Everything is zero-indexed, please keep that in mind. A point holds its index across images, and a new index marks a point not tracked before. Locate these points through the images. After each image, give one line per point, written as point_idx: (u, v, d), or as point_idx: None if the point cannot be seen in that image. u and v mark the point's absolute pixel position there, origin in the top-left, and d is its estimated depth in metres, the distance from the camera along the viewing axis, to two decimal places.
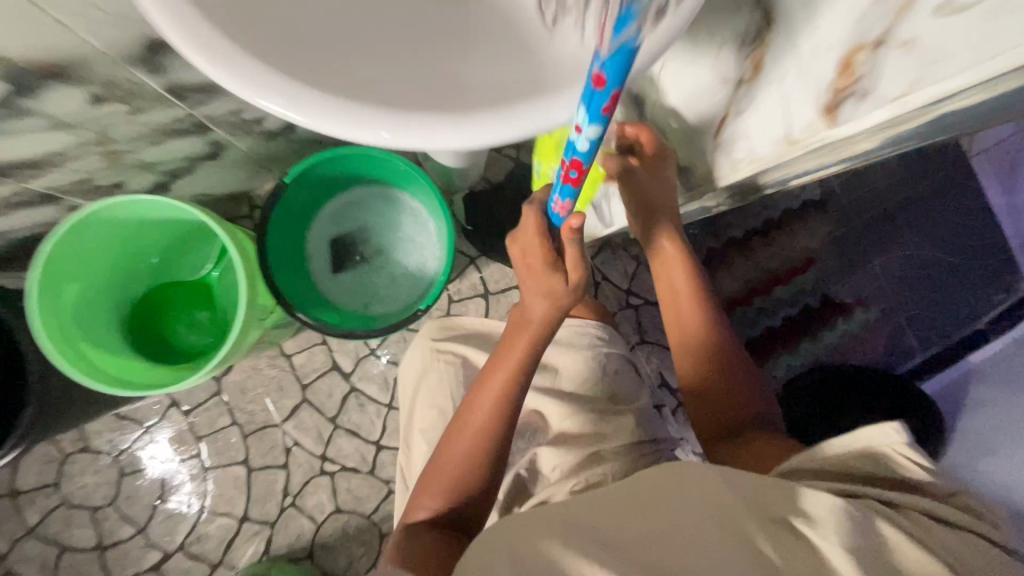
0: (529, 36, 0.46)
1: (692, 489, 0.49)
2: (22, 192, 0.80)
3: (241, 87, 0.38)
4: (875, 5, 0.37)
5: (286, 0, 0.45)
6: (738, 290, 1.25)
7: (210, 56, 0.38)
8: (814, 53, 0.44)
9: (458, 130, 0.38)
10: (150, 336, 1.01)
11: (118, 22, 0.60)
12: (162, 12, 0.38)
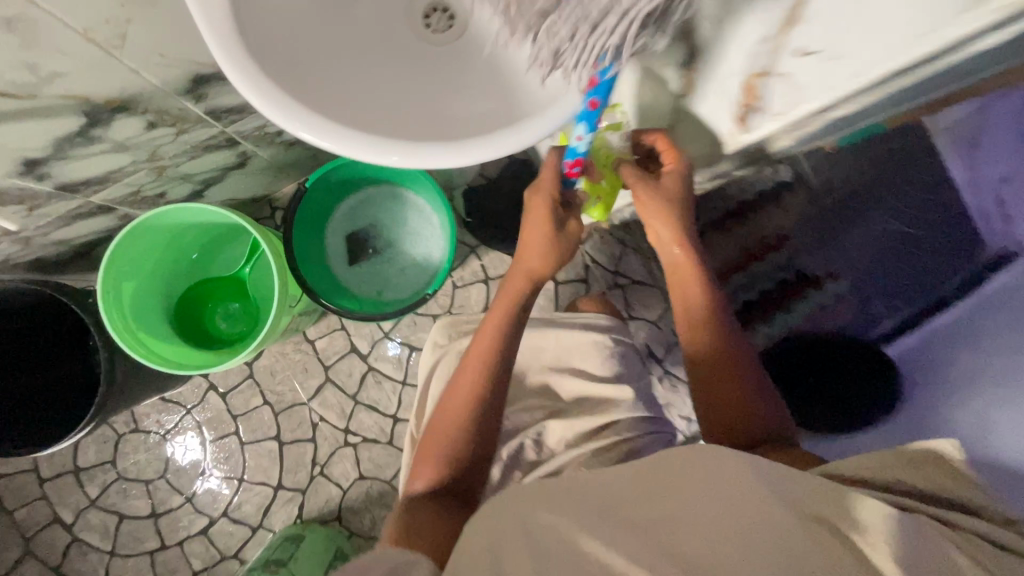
0: (505, 72, 0.58)
1: (719, 485, 0.48)
2: (85, 205, 0.93)
3: (281, 118, 0.49)
4: (758, 48, 0.50)
5: (311, 45, 0.56)
6: (719, 268, 1.34)
7: (259, 92, 0.48)
8: (724, 77, 0.56)
9: (454, 155, 0.51)
10: (192, 325, 1.15)
11: (174, 63, 0.73)
12: (220, 53, 0.48)
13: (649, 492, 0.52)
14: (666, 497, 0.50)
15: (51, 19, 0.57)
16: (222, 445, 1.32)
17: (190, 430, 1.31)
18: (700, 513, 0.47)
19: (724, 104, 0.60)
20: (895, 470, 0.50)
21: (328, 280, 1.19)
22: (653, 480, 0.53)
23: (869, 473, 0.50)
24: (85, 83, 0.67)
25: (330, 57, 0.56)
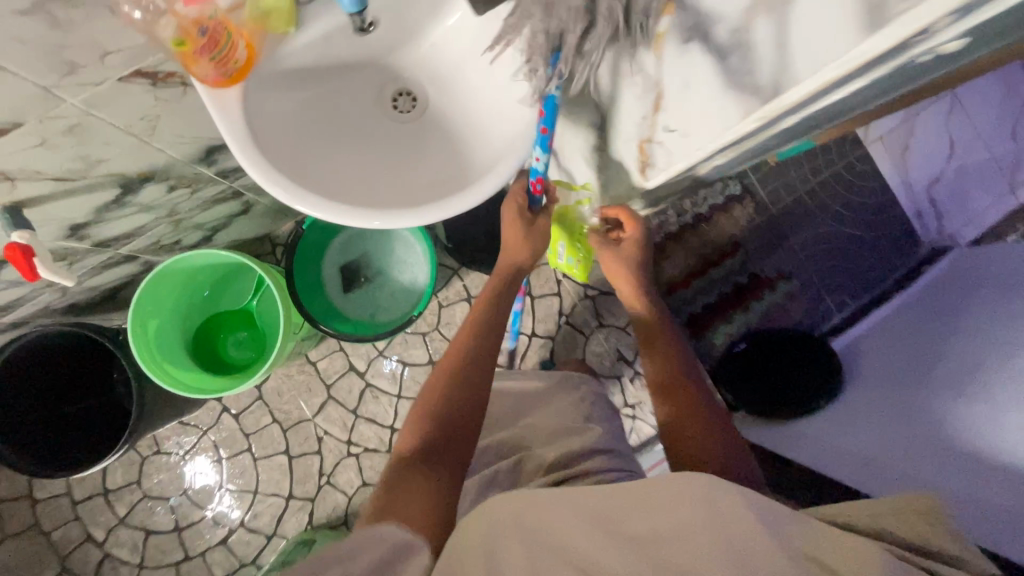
0: (462, 144, 0.75)
1: (680, 505, 0.48)
2: (114, 255, 1.09)
3: (292, 198, 0.63)
4: (641, 120, 0.66)
5: (305, 133, 0.70)
6: (678, 274, 1.47)
7: (272, 179, 0.62)
8: (624, 137, 0.72)
9: (429, 214, 0.66)
10: (207, 353, 1.29)
11: (192, 140, 0.88)
12: (240, 152, 0.61)
13: (642, 512, 0.49)
14: (668, 512, 0.48)
15: (98, 120, 0.72)
16: (237, 461, 1.46)
17: (207, 450, 1.45)
18: (679, 536, 0.45)
19: (628, 156, 0.76)
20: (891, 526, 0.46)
21: (327, 309, 1.34)
22: (637, 504, 0.51)
23: (864, 519, 0.48)
24: (122, 161, 0.83)
25: (321, 142, 0.71)
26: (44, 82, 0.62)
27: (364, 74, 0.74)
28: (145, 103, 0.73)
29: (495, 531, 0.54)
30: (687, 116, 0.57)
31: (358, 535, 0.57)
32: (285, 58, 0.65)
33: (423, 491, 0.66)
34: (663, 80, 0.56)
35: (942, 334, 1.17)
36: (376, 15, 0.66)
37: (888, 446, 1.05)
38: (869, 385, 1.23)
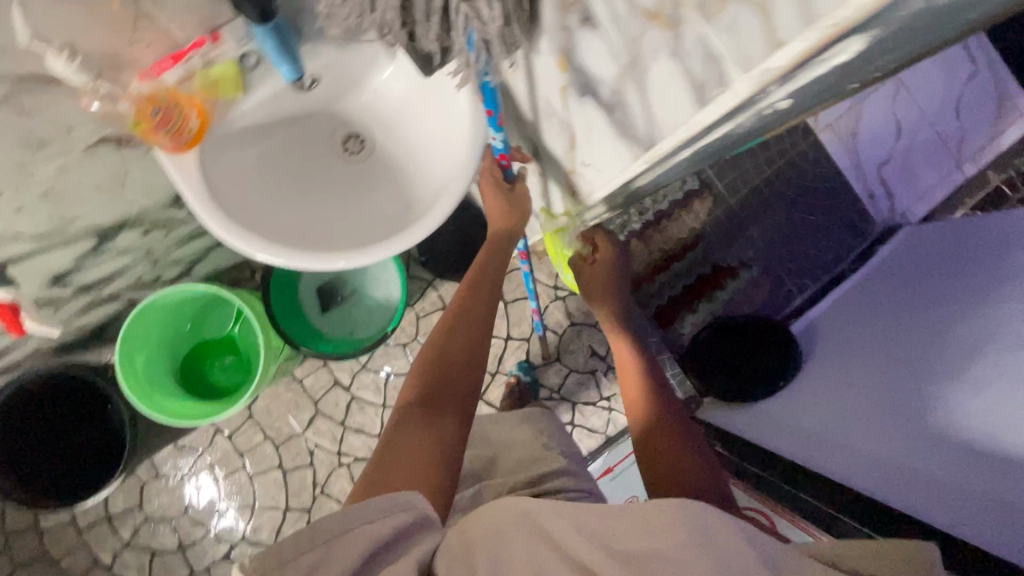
0: (408, 180, 0.82)
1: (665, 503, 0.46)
2: (97, 297, 1.14)
3: (250, 249, 0.70)
4: (564, 148, 0.73)
5: (261, 183, 0.77)
6: (644, 269, 1.41)
7: (230, 233, 0.69)
8: (557, 158, 0.79)
9: (376, 250, 0.72)
10: (194, 381, 1.36)
11: (162, 186, 0.94)
12: (200, 209, 0.68)
13: (637, 525, 0.45)
14: (644, 532, 0.44)
15: (71, 183, 0.78)
16: (233, 479, 1.53)
17: (204, 470, 1.52)
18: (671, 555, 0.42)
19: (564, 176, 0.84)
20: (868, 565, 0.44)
21: (308, 331, 1.40)
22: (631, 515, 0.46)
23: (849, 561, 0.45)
24: (96, 213, 0.88)
25: (276, 191, 0.78)
26: (18, 158, 0.68)
27: (313, 122, 0.80)
28: (113, 164, 0.80)
29: (501, 532, 0.47)
30: (595, 155, 0.65)
31: (375, 501, 0.52)
32: (236, 119, 0.71)
33: (427, 457, 0.62)
34: (573, 124, 0.64)
35: (902, 312, 1.10)
36: (316, 72, 0.72)
37: (845, 438, 1.00)
38: (832, 370, 1.17)
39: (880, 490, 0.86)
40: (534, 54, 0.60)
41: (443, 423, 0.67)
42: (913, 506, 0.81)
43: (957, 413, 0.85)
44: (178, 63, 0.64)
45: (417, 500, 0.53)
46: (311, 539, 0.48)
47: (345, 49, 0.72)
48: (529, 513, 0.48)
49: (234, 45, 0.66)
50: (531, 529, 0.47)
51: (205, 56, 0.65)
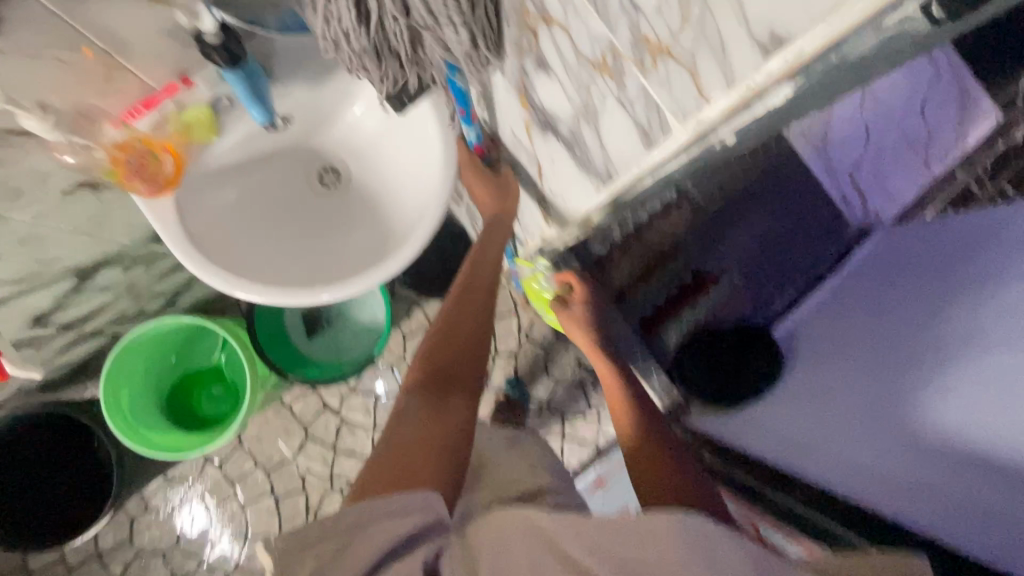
0: (383, 211, 0.83)
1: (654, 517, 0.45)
2: (80, 333, 1.14)
3: (224, 286, 0.71)
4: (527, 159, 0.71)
5: (238, 220, 0.78)
6: (625, 282, 1.31)
7: (204, 271, 0.70)
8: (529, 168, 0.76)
9: (350, 283, 0.74)
10: (181, 412, 1.35)
11: (142, 224, 0.94)
12: (176, 247, 0.69)
13: (634, 532, 0.41)
14: (649, 539, 0.41)
15: (49, 228, 0.79)
16: (225, 507, 1.52)
17: (194, 500, 1.51)
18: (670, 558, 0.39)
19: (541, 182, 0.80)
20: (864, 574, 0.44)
21: (294, 356, 1.41)
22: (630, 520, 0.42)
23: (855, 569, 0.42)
24: (76, 253, 0.89)
25: (252, 227, 0.79)
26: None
27: (287, 156, 0.81)
28: (90, 207, 0.81)
29: (501, 536, 0.45)
30: (558, 184, 0.69)
31: (389, 497, 0.50)
32: (212, 162, 0.73)
33: (435, 444, 0.59)
34: (538, 156, 0.68)
35: (877, 319, 1.08)
36: (287, 112, 0.74)
37: (826, 447, 0.96)
38: (811, 380, 1.15)
39: (863, 494, 0.83)
40: (496, 90, 0.65)
41: (450, 407, 0.64)
42: (896, 508, 0.77)
43: (939, 417, 0.82)
44: (152, 109, 0.66)
45: (433, 500, 0.51)
46: (332, 527, 0.48)
47: (316, 88, 0.74)
48: (531, 520, 0.45)
49: (206, 88, 0.68)
50: (531, 534, 0.44)
51: (179, 100, 0.67)
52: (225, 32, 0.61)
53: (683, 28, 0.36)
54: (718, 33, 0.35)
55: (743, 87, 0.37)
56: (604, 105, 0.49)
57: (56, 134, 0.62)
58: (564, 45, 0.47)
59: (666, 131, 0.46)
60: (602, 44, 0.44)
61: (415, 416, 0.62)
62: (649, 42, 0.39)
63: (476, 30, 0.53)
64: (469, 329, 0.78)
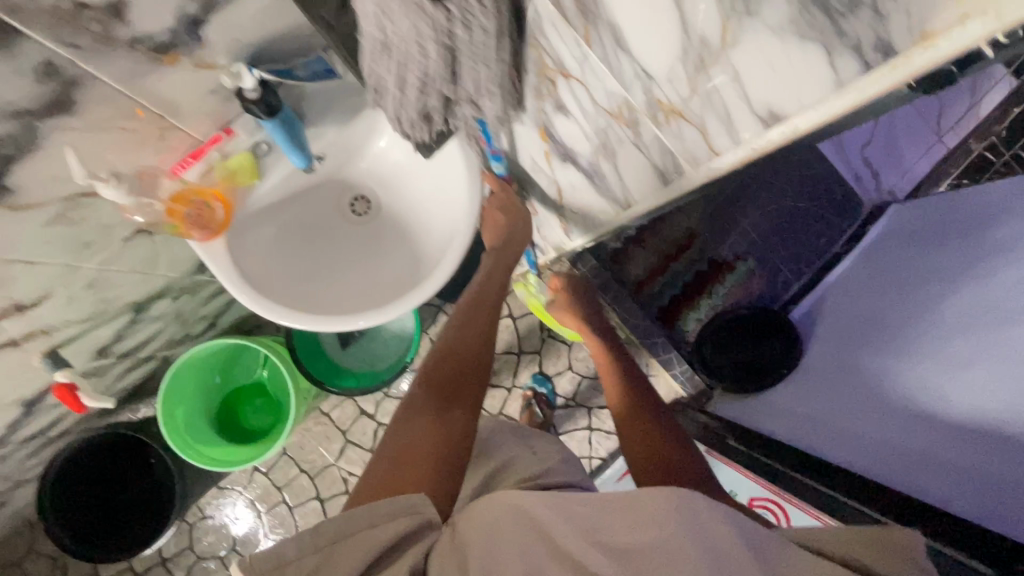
0: (414, 236, 0.89)
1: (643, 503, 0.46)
2: (137, 359, 1.22)
3: (270, 313, 0.76)
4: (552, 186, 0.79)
5: (274, 249, 0.83)
6: (643, 273, 1.35)
7: (250, 298, 0.76)
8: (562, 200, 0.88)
9: (392, 308, 0.80)
10: (230, 427, 1.44)
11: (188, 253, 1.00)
12: (224, 275, 0.75)
13: (627, 517, 0.46)
14: (641, 527, 0.44)
15: (110, 269, 0.85)
16: (274, 512, 1.59)
17: (241, 503, 1.58)
18: (668, 546, 0.42)
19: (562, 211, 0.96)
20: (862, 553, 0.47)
21: (328, 367, 1.47)
22: (624, 511, 0.46)
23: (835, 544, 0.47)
24: (134, 287, 0.95)
25: (291, 257, 0.85)
26: (67, 257, 0.75)
27: (322, 191, 0.87)
28: (146, 249, 0.87)
29: (495, 529, 0.48)
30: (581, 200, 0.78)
31: (376, 505, 0.52)
32: (258, 201, 0.79)
33: (436, 447, 0.60)
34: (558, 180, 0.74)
35: (891, 291, 1.04)
36: (321, 150, 0.80)
37: (851, 428, 0.95)
38: (830, 359, 1.12)
39: (897, 480, 0.82)
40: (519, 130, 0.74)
41: (452, 412, 0.66)
42: (932, 493, 0.76)
43: (966, 395, 0.79)
44: (199, 160, 0.73)
45: (423, 503, 0.53)
46: (320, 538, 0.49)
47: (346, 127, 0.80)
48: (522, 510, 0.49)
49: (247, 136, 0.75)
50: (526, 523, 0.48)
51: (223, 149, 0.74)
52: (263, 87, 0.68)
53: (692, 97, 0.43)
54: (724, 105, 0.42)
55: (748, 145, 0.43)
56: (621, 145, 0.57)
57: (127, 198, 0.67)
58: (584, 97, 0.55)
59: (679, 170, 0.53)
60: (617, 99, 0.51)
61: (417, 420, 0.64)
62: (662, 103, 0.47)
63: (509, 106, 0.63)
64: (478, 343, 0.81)
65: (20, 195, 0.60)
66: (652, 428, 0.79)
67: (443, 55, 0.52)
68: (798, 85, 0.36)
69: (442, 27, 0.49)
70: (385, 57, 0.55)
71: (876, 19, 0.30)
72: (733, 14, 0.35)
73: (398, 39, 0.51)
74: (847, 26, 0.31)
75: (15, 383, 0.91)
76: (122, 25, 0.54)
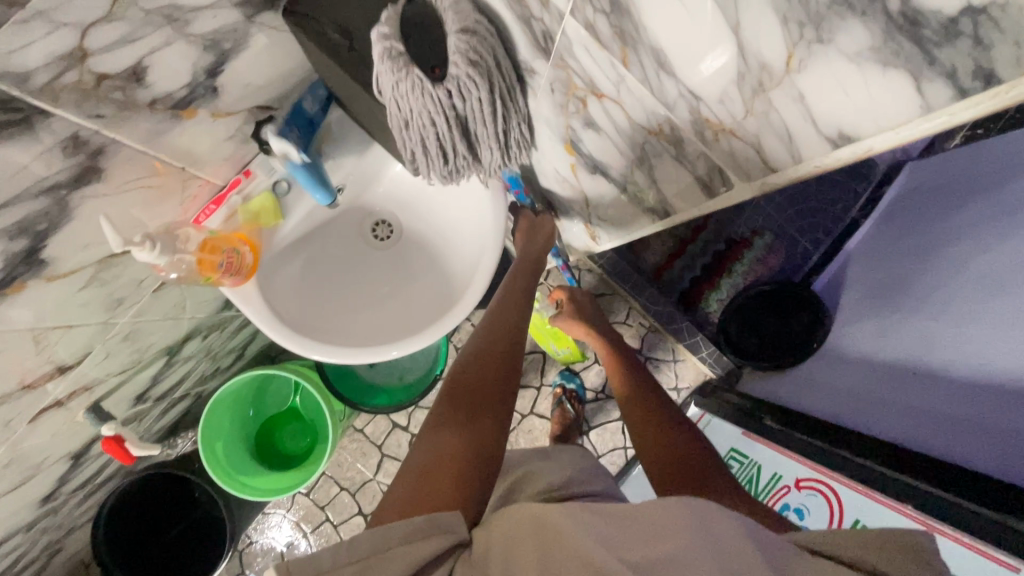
0: (439, 256, 0.89)
1: (666, 513, 0.44)
2: (173, 398, 1.23)
3: (294, 343, 0.76)
4: (570, 187, 0.89)
5: (297, 278, 0.83)
6: (660, 260, 1.34)
7: (273, 328, 0.76)
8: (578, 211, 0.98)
9: (427, 333, 0.80)
10: (269, 455, 1.45)
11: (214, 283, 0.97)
12: (246, 305, 0.75)
13: (644, 533, 0.43)
14: (655, 541, 0.42)
15: (142, 312, 0.84)
16: (320, 532, 1.53)
17: (286, 522, 1.54)
18: (684, 557, 0.40)
19: (582, 226, 1.06)
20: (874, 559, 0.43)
21: (357, 385, 1.48)
22: (635, 524, 0.44)
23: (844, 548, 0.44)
24: (164, 324, 0.93)
25: (314, 286, 0.84)
26: (101, 308, 0.74)
27: (345, 220, 0.86)
28: (175, 296, 0.88)
29: (512, 546, 0.44)
30: (611, 208, 0.85)
31: (410, 519, 0.46)
32: (283, 240, 0.79)
33: (466, 465, 0.54)
34: (583, 187, 0.84)
35: (917, 250, 0.97)
36: (342, 181, 0.80)
37: (886, 399, 0.91)
38: (862, 327, 1.05)
39: (928, 446, 0.78)
40: (546, 147, 0.81)
41: (479, 428, 0.60)
42: (962, 455, 0.72)
43: (984, 355, 0.74)
44: (222, 206, 0.74)
45: (456, 521, 0.47)
46: (356, 552, 0.44)
47: (363, 155, 0.81)
48: (539, 518, 0.44)
49: (265, 176, 0.75)
50: (541, 529, 0.43)
51: (243, 192, 0.75)
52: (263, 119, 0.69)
53: (748, 116, 0.44)
54: (784, 123, 0.42)
55: (811, 164, 0.43)
56: (661, 158, 0.60)
57: (162, 258, 0.65)
58: (618, 114, 0.58)
59: (727, 184, 0.55)
60: (658, 116, 0.53)
61: (442, 435, 0.57)
62: (710, 121, 0.48)
63: (512, 145, 0.74)
64: (501, 354, 0.74)
65: (56, 263, 0.61)
66: (673, 442, 0.77)
67: (455, 123, 0.64)
68: (876, 111, 0.36)
69: (446, 101, 0.61)
70: (406, 128, 0.65)
71: (976, 46, 0.28)
72: (803, 40, 0.35)
73: (413, 115, 0.62)
74: (939, 52, 0.30)
75: (65, 438, 0.92)
76: (143, 89, 0.55)
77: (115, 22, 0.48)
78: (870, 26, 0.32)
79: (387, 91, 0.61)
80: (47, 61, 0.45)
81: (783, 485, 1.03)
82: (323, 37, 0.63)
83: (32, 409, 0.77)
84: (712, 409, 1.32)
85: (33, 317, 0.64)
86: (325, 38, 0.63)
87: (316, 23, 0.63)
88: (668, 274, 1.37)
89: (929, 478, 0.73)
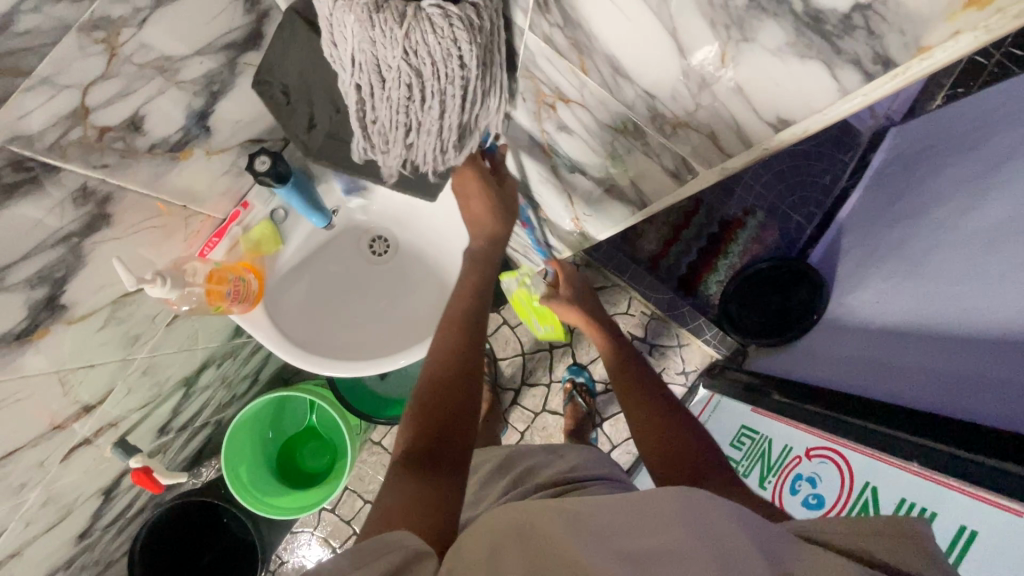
0: (434, 267, 0.93)
1: (657, 506, 0.47)
2: (194, 429, 1.26)
3: (305, 361, 0.80)
4: (557, 195, 0.96)
5: (302, 301, 0.86)
6: (657, 247, 1.34)
7: (282, 347, 0.79)
8: (567, 215, 1.03)
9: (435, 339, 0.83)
10: (291, 475, 1.49)
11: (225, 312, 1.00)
12: (255, 328, 0.79)
13: (640, 527, 0.45)
14: (652, 533, 0.44)
15: (160, 342, 0.87)
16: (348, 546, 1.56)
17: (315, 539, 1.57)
18: (676, 550, 0.42)
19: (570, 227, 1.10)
20: (861, 542, 0.45)
21: (372, 400, 1.51)
22: (638, 516, 0.47)
23: (834, 536, 0.46)
24: (181, 354, 0.97)
25: (318, 309, 0.88)
26: (121, 343, 0.78)
27: (341, 241, 0.90)
28: (188, 328, 0.92)
29: (496, 548, 0.47)
30: (598, 205, 0.87)
31: (359, 546, 0.48)
32: (284, 266, 0.83)
33: (423, 499, 0.55)
34: (570, 187, 0.88)
35: (914, 212, 0.98)
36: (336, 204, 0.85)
37: (889, 362, 0.92)
38: (860, 294, 1.07)
39: (934, 406, 0.79)
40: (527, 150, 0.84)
41: (451, 471, 0.60)
42: (969, 411, 0.73)
43: (983, 312, 0.76)
44: (223, 237, 0.77)
45: (403, 535, 0.49)
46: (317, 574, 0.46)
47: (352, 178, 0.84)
48: (529, 522, 0.47)
49: (263, 206, 0.79)
50: (523, 532, 0.47)
51: (243, 223, 0.78)
52: (272, 158, 0.71)
53: (697, 110, 0.47)
54: (731, 115, 0.45)
55: (759, 148, 0.46)
56: (631, 154, 0.63)
57: (173, 292, 0.68)
58: (586, 117, 0.62)
59: (692, 172, 0.57)
60: (621, 116, 0.56)
61: (407, 481, 0.57)
62: (668, 117, 0.51)
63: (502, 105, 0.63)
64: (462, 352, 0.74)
65: (75, 307, 0.64)
66: (669, 437, 0.79)
67: (479, 55, 0.52)
68: (805, 95, 0.39)
69: (473, 22, 0.49)
70: (421, 97, 0.54)
71: (871, 36, 0.32)
72: (732, 40, 0.39)
73: (436, 57, 0.50)
74: (843, 43, 0.34)
75: (95, 475, 0.95)
76: (141, 136, 0.59)
77: (111, 79, 0.51)
78: (783, 24, 0.35)
79: (344, 42, 0.50)
80: (52, 121, 0.48)
81: (794, 456, 1.00)
82: (268, 94, 0.65)
83: (61, 451, 0.80)
84: (723, 390, 1.34)
85: (59, 359, 0.67)
86: (267, 91, 0.65)
87: (264, 83, 0.65)
88: (666, 260, 1.35)
89: (938, 435, 0.73)
